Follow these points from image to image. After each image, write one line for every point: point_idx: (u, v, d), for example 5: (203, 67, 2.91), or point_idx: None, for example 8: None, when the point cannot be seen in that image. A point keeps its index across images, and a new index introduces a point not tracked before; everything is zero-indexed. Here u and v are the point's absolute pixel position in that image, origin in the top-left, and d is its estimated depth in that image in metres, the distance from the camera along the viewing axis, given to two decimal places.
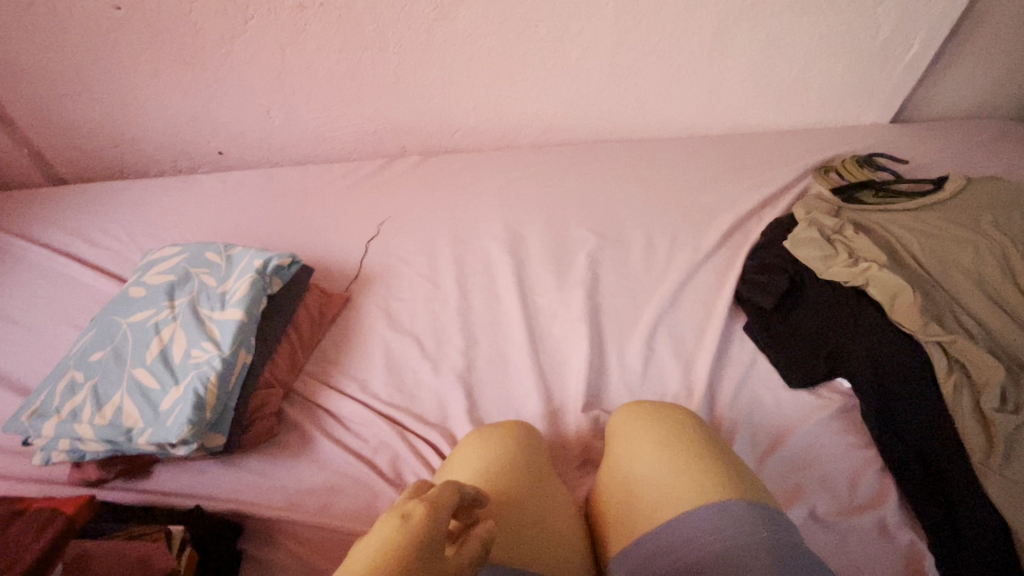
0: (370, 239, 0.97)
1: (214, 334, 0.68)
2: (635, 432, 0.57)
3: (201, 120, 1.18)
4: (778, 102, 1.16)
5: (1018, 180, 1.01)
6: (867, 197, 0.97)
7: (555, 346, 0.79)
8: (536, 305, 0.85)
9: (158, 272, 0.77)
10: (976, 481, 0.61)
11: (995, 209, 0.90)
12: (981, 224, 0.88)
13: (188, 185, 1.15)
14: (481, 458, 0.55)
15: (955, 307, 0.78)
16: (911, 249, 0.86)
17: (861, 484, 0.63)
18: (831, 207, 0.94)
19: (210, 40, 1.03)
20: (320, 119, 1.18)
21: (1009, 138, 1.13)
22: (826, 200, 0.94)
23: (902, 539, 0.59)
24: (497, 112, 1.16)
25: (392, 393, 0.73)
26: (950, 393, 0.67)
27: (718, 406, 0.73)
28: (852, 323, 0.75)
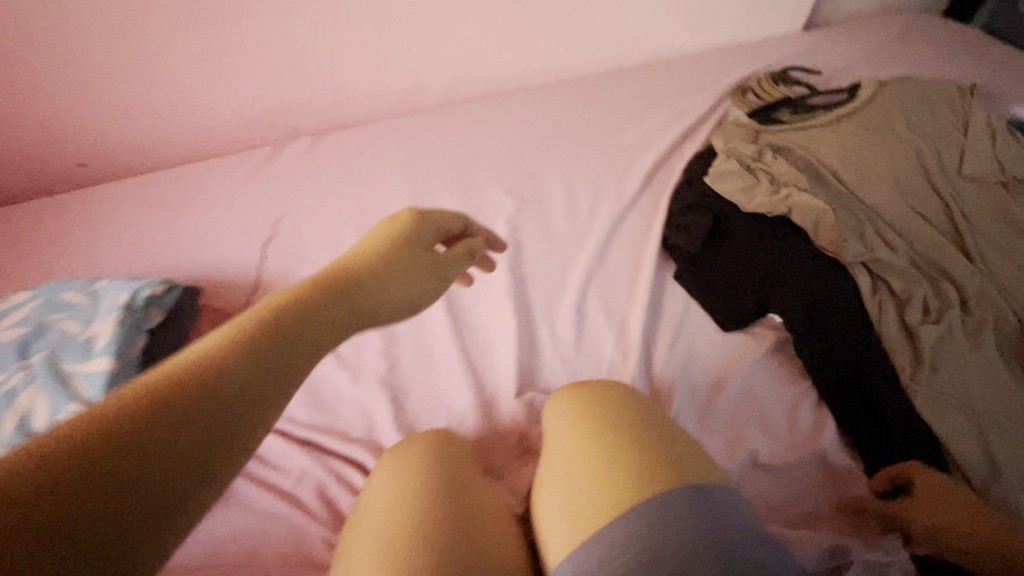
0: (267, 242, 0.87)
1: (82, 391, 0.59)
2: (565, 427, 0.54)
3: (45, 129, 1.00)
4: (687, 24, 1.09)
5: (926, 76, 1.00)
6: (784, 116, 0.94)
7: (482, 329, 0.73)
8: (457, 286, 0.78)
9: (8, 327, 0.66)
10: (907, 397, 0.62)
11: (906, 112, 0.90)
12: (894, 132, 0.88)
13: (47, 209, 0.99)
14: (411, 481, 0.51)
15: (877, 221, 0.78)
16: (831, 166, 0.85)
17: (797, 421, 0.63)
18: (749, 133, 0.90)
19: (27, 30, 0.86)
20: (186, 102, 1.02)
21: (915, 32, 1.11)
22: (743, 126, 0.91)
23: (839, 467, 0.59)
24: (392, 74, 1.04)
25: (312, 413, 0.67)
26: (876, 312, 0.68)
27: (657, 363, 0.70)
28: (778, 254, 0.74)
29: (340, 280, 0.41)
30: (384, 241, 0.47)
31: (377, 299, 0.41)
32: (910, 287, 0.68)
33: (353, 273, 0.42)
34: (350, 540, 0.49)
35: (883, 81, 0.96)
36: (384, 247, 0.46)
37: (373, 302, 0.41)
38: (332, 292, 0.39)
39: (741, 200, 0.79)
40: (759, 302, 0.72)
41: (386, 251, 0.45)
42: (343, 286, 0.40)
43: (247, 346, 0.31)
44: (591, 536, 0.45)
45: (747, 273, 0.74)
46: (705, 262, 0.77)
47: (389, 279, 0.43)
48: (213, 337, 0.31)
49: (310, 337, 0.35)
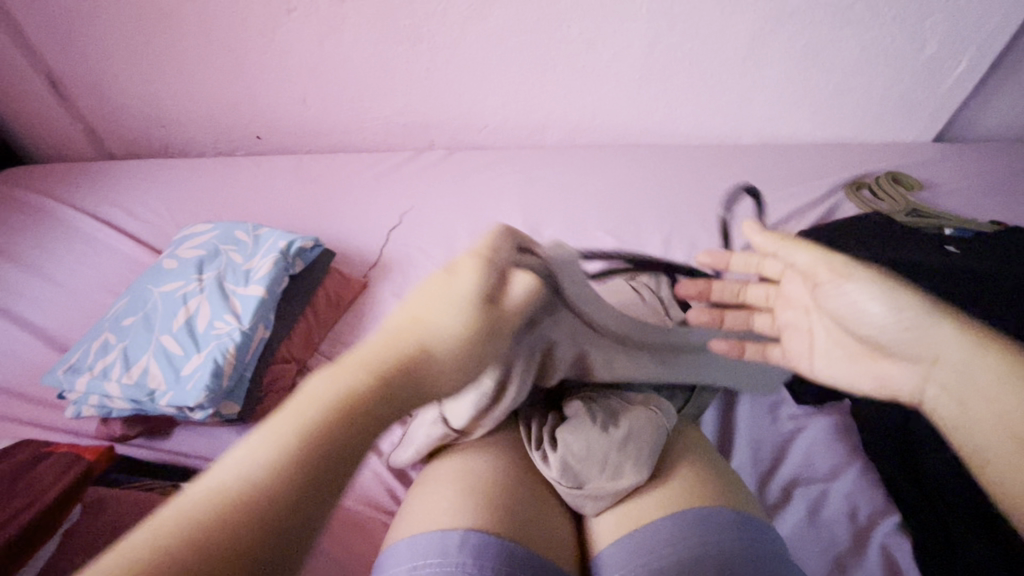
0: (391, 228, 0.98)
1: (236, 308, 0.71)
2: None
3: (242, 105, 1.16)
4: (815, 115, 1.06)
5: None
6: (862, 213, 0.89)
7: None
8: None
9: (190, 247, 0.81)
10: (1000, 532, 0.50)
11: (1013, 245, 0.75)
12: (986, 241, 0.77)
13: (224, 165, 1.14)
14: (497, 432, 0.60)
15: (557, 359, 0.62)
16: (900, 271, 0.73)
17: (860, 507, 0.60)
18: (495, 267, 0.46)
19: (233, 14, 1.00)
20: (339, 109, 1.14)
21: None
22: (498, 250, 0.48)
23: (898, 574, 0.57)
24: (524, 110, 1.10)
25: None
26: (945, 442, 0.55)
27: (721, 425, 0.70)
28: None
29: (340, 420, 0.32)
30: (438, 303, 0.42)
31: (439, 367, 0.39)
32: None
33: (418, 356, 0.39)
34: (428, 489, 0.55)
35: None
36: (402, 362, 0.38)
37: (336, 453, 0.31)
38: (413, 351, 0.39)
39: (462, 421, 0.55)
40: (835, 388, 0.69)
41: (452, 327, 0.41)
42: (399, 369, 0.37)
43: (345, 429, 0.32)
44: (634, 536, 0.50)
45: None
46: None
47: (458, 323, 0.41)
48: (259, 433, 0.31)
49: (446, 379, 0.40)
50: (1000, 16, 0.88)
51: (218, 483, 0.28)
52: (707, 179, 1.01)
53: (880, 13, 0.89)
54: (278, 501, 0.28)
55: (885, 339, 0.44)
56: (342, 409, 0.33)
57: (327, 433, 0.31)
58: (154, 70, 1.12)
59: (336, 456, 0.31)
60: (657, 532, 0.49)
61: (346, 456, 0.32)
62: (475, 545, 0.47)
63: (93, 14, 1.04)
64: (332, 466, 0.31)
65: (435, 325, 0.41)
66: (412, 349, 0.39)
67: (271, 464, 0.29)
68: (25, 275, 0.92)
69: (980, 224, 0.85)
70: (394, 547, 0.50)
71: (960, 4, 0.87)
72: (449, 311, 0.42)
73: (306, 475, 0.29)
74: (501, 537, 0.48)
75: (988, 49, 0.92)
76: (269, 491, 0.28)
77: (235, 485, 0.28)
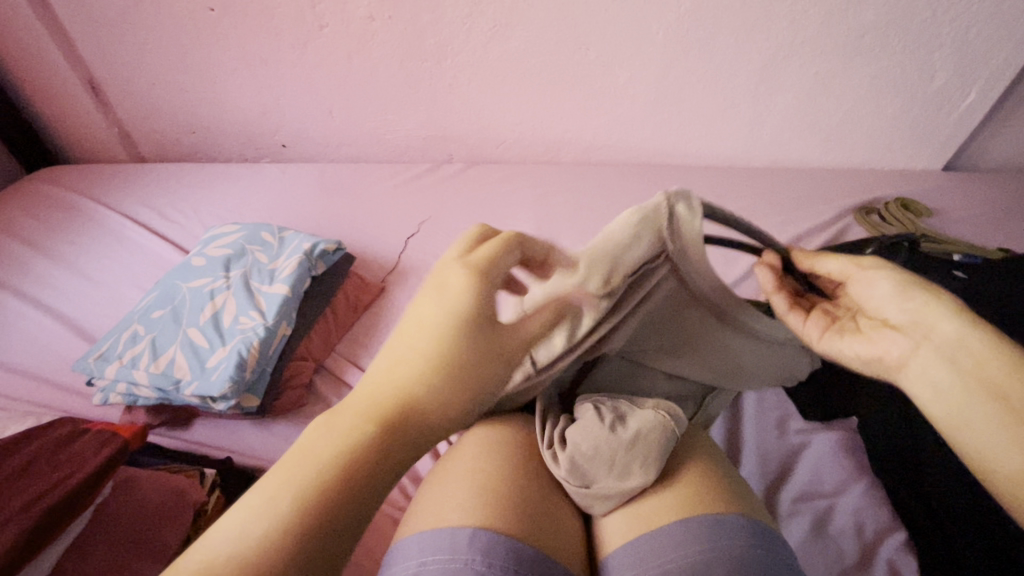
0: (410, 236, 1.00)
1: (261, 305, 0.73)
2: None
3: (271, 115, 1.21)
4: (825, 141, 1.09)
5: None
6: (872, 236, 0.90)
7: None
8: None
9: (218, 246, 0.85)
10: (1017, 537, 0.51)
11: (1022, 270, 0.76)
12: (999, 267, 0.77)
13: (250, 172, 1.19)
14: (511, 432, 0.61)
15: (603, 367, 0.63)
16: None
17: (867, 524, 0.61)
18: (491, 284, 0.40)
19: (269, 29, 1.05)
20: (363, 121, 1.19)
21: None
22: (500, 257, 0.42)
23: None
24: (541, 127, 1.13)
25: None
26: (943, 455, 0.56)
27: (729, 438, 0.71)
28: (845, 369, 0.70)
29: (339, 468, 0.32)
30: (432, 335, 0.38)
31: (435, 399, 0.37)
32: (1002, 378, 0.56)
33: (420, 392, 0.37)
34: (438, 486, 0.56)
35: None
36: (403, 395, 0.37)
37: (340, 505, 0.31)
38: (415, 389, 0.37)
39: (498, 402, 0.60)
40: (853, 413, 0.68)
41: (438, 356, 0.38)
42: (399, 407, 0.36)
43: (344, 479, 0.32)
44: (643, 538, 0.51)
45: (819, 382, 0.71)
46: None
47: (450, 358, 0.38)
48: (269, 491, 0.31)
49: (444, 406, 0.37)
50: (1008, 50, 0.91)
51: (231, 543, 0.29)
52: (718, 199, 1.04)
53: (889, 44, 0.93)
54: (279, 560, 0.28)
55: (894, 316, 0.46)
56: (345, 459, 0.33)
57: (331, 487, 0.31)
58: (190, 79, 1.17)
59: (329, 506, 0.31)
60: (663, 535, 0.50)
61: (347, 510, 0.31)
62: (483, 543, 0.47)
63: (137, 25, 1.10)
64: (336, 516, 0.31)
65: (422, 355, 0.38)
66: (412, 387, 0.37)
67: (277, 524, 0.29)
68: (58, 268, 0.95)
69: (989, 251, 0.86)
70: (403, 542, 0.51)
71: (968, 37, 0.90)
72: (432, 341, 0.38)
73: (306, 526, 0.30)
74: (513, 535, 0.49)
75: (996, 82, 0.94)
76: (278, 547, 0.29)
77: (244, 543, 0.29)
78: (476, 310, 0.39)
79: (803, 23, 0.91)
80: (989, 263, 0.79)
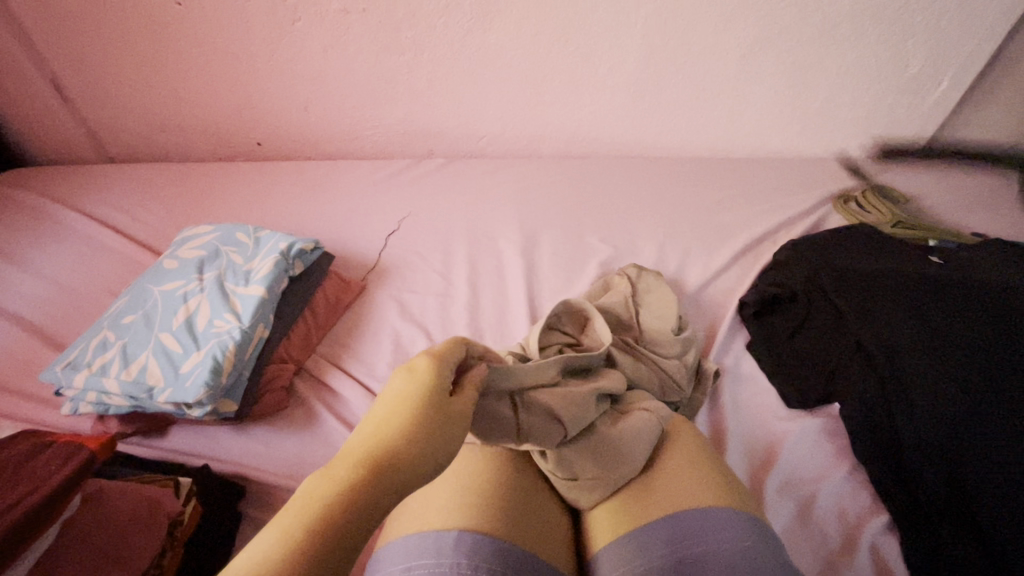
0: (389, 233, 0.99)
1: (236, 307, 0.71)
2: None
3: (244, 111, 1.18)
4: (803, 129, 1.09)
5: None
6: (851, 224, 0.91)
7: None
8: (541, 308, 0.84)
9: (191, 247, 0.82)
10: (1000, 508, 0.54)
11: (1002, 254, 0.76)
12: (974, 253, 0.78)
13: (223, 170, 1.16)
14: None
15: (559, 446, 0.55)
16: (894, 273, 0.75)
17: (850, 508, 0.61)
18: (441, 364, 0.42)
19: (238, 24, 1.02)
20: (339, 117, 1.16)
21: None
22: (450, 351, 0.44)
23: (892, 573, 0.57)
24: (522, 120, 1.12)
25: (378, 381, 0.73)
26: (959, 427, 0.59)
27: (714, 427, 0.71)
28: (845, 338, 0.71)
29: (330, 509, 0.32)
30: (405, 404, 0.39)
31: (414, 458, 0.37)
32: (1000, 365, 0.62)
33: (398, 452, 0.37)
34: (422, 491, 0.55)
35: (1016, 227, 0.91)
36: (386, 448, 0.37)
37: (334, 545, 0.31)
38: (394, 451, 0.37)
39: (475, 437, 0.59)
40: (828, 384, 0.69)
41: (411, 423, 0.38)
42: (379, 463, 0.36)
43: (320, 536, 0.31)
44: (632, 534, 0.51)
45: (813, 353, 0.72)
46: (775, 316, 0.79)
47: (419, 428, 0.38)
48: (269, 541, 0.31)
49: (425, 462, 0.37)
50: (978, 39, 0.92)
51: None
52: (698, 190, 1.04)
53: (864, 34, 0.93)
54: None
55: None
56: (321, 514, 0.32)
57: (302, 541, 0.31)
58: (159, 76, 1.14)
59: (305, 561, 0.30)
60: (650, 531, 0.50)
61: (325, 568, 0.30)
62: (469, 545, 0.47)
63: (100, 20, 1.06)
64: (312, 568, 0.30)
65: (398, 413, 0.39)
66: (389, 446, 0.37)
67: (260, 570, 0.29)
68: (24, 274, 0.92)
69: (965, 236, 0.87)
70: (386, 549, 0.50)
71: (940, 26, 0.91)
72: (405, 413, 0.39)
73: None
74: (497, 536, 0.48)
75: (968, 69, 0.96)
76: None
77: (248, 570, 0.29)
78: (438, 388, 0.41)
79: (780, 12, 0.92)
80: (965, 249, 0.80)
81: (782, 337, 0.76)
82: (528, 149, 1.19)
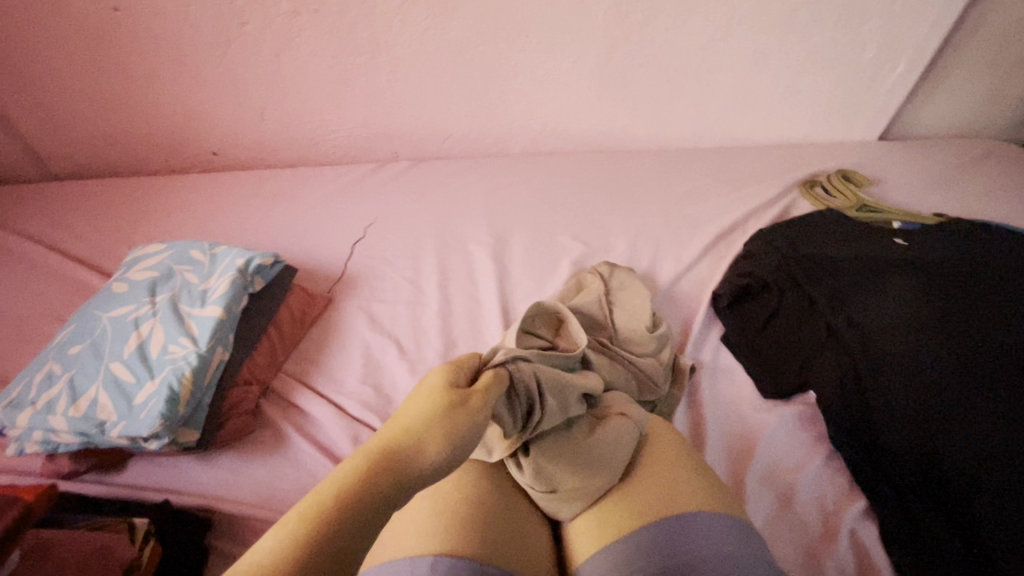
0: (356, 241, 0.96)
1: (192, 330, 0.68)
2: None
3: (195, 121, 1.13)
4: (767, 117, 1.10)
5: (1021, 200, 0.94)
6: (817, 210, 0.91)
7: None
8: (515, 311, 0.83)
9: (142, 268, 0.78)
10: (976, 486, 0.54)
11: (963, 234, 0.78)
12: (939, 234, 0.79)
13: (177, 183, 1.10)
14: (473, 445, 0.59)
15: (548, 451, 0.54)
16: (863, 258, 0.76)
17: (829, 497, 0.61)
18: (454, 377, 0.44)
19: (182, 30, 0.97)
20: (297, 122, 1.12)
21: (1011, 154, 1.05)
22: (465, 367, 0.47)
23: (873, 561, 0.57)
24: (486, 119, 1.10)
25: (349, 398, 0.71)
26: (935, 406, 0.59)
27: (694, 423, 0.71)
28: (818, 322, 0.71)
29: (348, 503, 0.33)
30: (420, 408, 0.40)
31: (430, 461, 0.38)
32: (979, 352, 0.62)
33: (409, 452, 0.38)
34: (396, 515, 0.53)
35: (975, 205, 0.93)
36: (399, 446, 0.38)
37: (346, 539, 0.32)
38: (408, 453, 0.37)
39: None
40: (802, 372, 0.69)
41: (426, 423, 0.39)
42: (392, 469, 0.36)
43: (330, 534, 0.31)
44: (614, 544, 0.49)
45: (786, 339, 0.73)
46: (747, 306, 0.79)
47: (435, 432, 0.39)
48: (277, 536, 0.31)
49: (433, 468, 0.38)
50: (931, 22, 0.93)
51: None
52: (667, 182, 1.03)
53: (821, 20, 0.94)
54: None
55: None
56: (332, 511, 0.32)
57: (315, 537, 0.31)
58: (101, 87, 1.08)
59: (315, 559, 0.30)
60: (632, 540, 0.49)
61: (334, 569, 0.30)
62: (445, 572, 0.45)
63: (31, 30, 0.99)
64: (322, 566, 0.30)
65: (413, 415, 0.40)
66: (401, 447, 0.37)
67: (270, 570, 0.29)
68: None
69: (927, 216, 0.88)
70: None
71: (893, 10, 0.92)
72: (424, 415, 0.39)
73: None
74: (474, 559, 0.46)
75: (922, 52, 0.97)
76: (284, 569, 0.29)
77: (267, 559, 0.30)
78: (455, 392, 0.42)
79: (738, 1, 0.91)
80: (928, 230, 0.81)
81: (755, 326, 0.76)
82: (495, 148, 1.17)
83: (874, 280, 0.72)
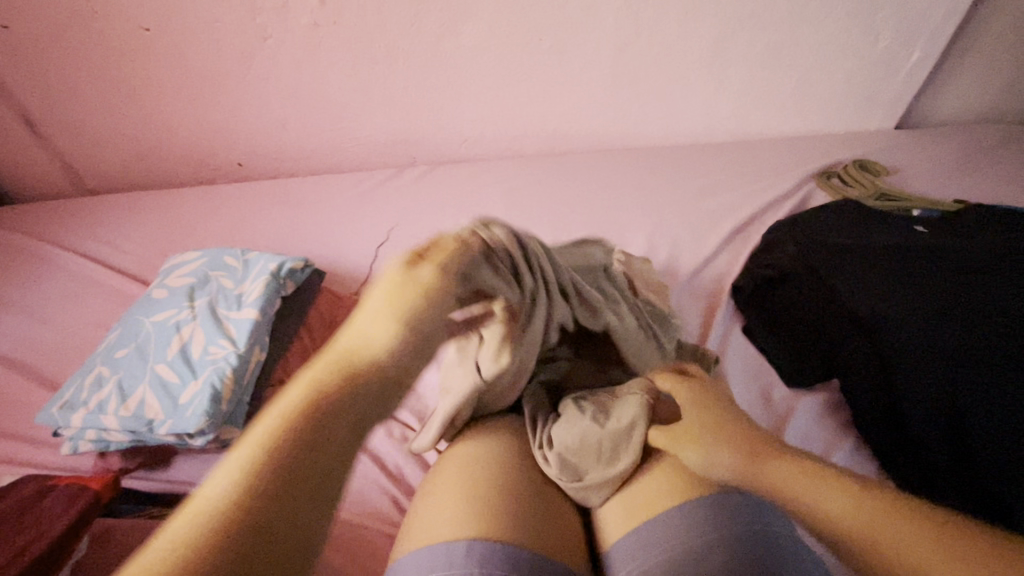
0: (379, 245, 0.98)
1: (230, 332, 0.71)
2: None
3: (221, 133, 1.17)
4: (781, 110, 1.10)
5: None
6: (835, 200, 0.92)
7: None
8: None
9: (180, 274, 0.81)
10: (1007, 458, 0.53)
11: (986, 221, 0.78)
12: (959, 222, 0.79)
13: (205, 194, 1.15)
14: (504, 438, 0.61)
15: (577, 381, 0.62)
16: (884, 247, 0.76)
17: None
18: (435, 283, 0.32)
19: (209, 46, 1.01)
20: (318, 131, 1.16)
21: None
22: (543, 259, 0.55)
23: None
24: (502, 121, 1.12)
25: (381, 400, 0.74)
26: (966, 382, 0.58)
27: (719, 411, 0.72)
28: (838, 309, 0.72)
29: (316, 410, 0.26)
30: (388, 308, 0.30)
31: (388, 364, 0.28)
32: (1009, 331, 0.61)
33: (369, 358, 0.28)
34: (433, 504, 0.55)
35: (996, 189, 0.93)
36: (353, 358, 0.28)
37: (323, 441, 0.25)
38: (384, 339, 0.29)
39: (483, 446, 0.60)
40: (825, 361, 0.70)
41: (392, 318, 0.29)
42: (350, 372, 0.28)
43: (302, 437, 0.24)
44: (642, 527, 0.51)
45: (807, 330, 0.74)
46: (768, 297, 0.80)
47: (384, 332, 0.29)
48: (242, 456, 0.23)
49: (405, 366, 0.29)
50: (944, 9, 0.93)
51: (188, 518, 0.22)
52: (682, 178, 1.04)
53: (832, 12, 0.94)
54: (235, 546, 0.21)
55: None
56: (294, 420, 0.25)
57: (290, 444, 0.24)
58: (132, 104, 1.13)
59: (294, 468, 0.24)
60: (660, 524, 0.50)
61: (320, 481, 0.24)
62: (481, 554, 0.47)
63: (67, 51, 1.04)
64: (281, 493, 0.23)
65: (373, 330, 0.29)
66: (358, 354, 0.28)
67: (238, 493, 0.22)
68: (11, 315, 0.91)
69: (947, 203, 0.88)
70: (400, 564, 0.50)
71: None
72: (376, 326, 0.29)
73: (266, 494, 0.22)
74: (510, 542, 0.48)
75: (937, 38, 0.97)
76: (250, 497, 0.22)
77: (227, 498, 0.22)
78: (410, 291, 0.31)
79: None
80: (949, 218, 0.81)
81: (777, 317, 0.77)
82: (511, 150, 1.19)
83: (893, 267, 0.73)
